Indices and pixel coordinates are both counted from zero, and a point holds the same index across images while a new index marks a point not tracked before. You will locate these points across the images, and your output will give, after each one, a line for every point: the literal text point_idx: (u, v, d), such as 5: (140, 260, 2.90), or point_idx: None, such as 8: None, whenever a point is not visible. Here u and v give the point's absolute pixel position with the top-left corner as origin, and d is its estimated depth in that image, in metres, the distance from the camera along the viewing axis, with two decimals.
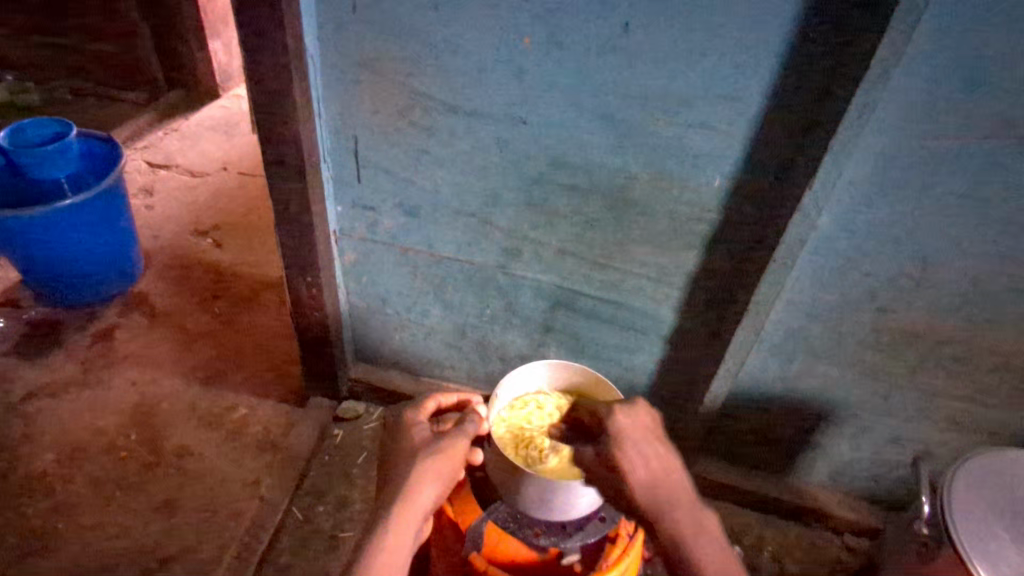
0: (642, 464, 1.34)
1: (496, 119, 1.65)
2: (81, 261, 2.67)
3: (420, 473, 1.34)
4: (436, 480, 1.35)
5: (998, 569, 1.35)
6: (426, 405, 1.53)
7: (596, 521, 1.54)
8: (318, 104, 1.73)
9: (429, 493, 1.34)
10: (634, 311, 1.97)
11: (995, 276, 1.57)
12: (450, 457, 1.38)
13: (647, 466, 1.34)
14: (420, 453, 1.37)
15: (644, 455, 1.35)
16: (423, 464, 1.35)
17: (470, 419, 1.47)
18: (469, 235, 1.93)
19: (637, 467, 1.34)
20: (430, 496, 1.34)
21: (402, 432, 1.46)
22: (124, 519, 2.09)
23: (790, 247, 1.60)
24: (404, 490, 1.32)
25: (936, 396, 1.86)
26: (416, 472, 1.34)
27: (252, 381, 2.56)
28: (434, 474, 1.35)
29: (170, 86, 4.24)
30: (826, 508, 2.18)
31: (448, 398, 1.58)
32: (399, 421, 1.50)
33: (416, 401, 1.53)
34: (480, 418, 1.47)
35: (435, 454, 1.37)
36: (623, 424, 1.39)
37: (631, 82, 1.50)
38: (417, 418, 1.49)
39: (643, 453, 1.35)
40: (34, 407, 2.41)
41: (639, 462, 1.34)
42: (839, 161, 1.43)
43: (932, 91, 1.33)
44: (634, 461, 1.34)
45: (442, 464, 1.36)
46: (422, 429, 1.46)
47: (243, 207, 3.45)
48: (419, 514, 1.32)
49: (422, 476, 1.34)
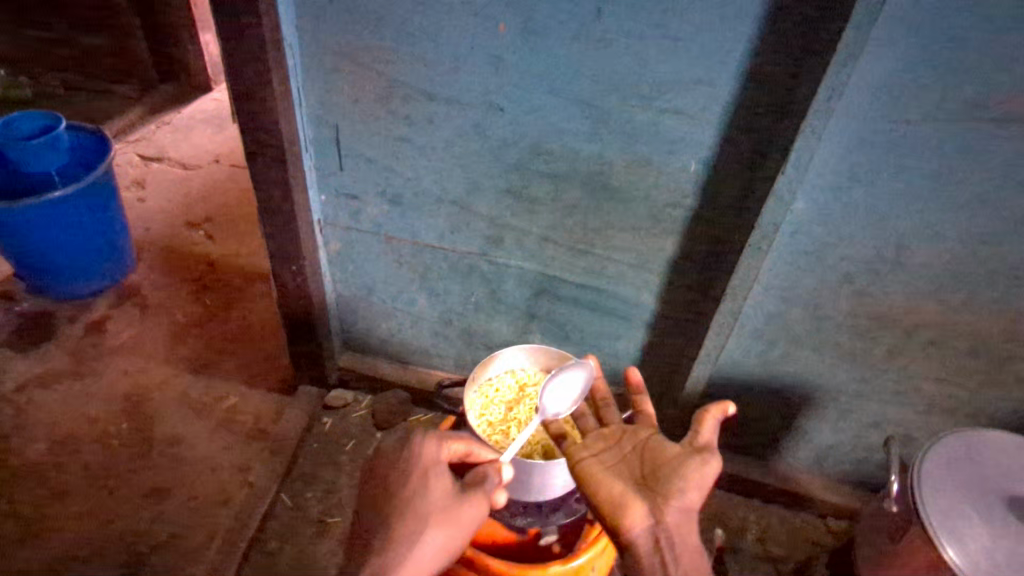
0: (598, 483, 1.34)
1: (474, 107, 1.66)
2: (72, 254, 2.69)
3: (428, 538, 1.29)
4: (442, 542, 1.30)
5: (965, 548, 1.37)
6: (450, 447, 1.40)
7: (693, 463, 1.31)
8: (298, 94, 1.74)
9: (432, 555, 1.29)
10: (615, 298, 1.98)
11: (968, 259, 1.59)
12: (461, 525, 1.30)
13: (614, 484, 1.34)
14: (433, 515, 1.30)
15: (603, 484, 1.34)
16: (433, 530, 1.30)
17: (491, 481, 1.34)
18: (451, 223, 1.95)
19: (615, 483, 1.34)
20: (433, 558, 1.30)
21: (418, 474, 1.36)
22: (115, 506, 2.12)
23: (765, 231, 1.61)
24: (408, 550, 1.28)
25: (914, 378, 1.87)
26: (426, 535, 1.29)
27: (243, 370, 2.58)
28: (441, 543, 1.29)
29: (162, 78, 4.24)
30: (809, 492, 2.20)
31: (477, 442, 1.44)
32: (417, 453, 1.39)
33: (438, 436, 1.40)
34: (502, 479, 1.34)
35: (447, 523, 1.30)
36: (631, 546, 1.28)
37: (605, 69, 1.51)
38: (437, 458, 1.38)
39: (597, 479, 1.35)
40: (27, 397, 2.44)
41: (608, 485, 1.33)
42: (810, 147, 1.44)
43: (901, 75, 1.34)
44: (590, 479, 1.35)
45: (452, 532, 1.30)
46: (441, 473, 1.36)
47: (235, 199, 3.47)
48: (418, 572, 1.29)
49: (429, 544, 1.29)
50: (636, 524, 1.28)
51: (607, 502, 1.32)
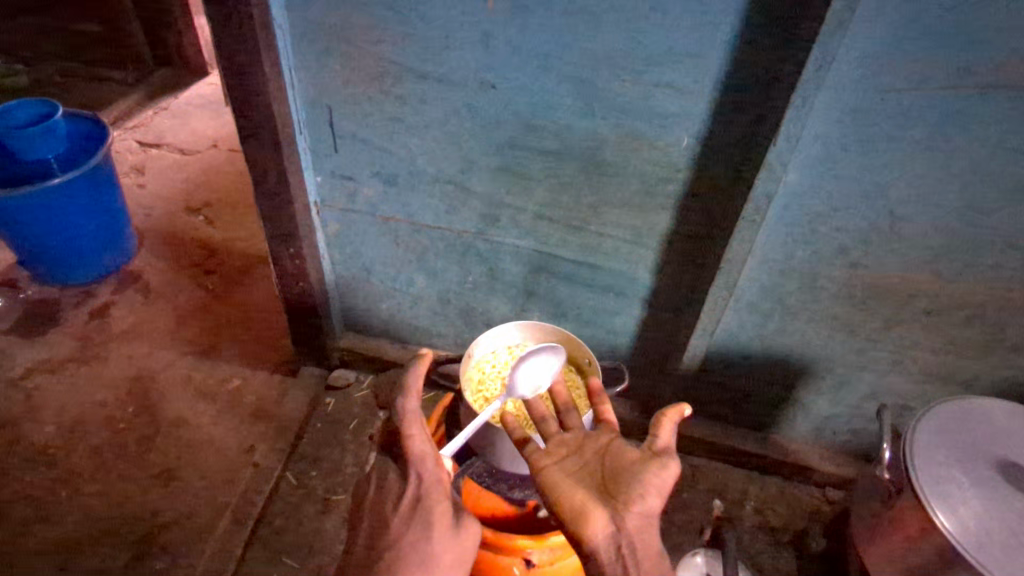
0: (558, 489, 1.30)
1: (465, 84, 1.66)
2: (74, 241, 2.71)
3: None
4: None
5: (956, 512, 1.39)
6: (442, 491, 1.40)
7: (653, 467, 1.30)
8: (289, 75, 1.74)
9: None
10: (611, 274, 1.99)
11: (962, 228, 1.59)
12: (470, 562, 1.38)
13: (575, 488, 1.30)
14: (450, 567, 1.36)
15: (563, 489, 1.30)
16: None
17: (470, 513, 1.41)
18: (447, 202, 1.95)
19: (576, 490, 1.29)
20: None
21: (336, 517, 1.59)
22: (125, 487, 2.17)
23: (758, 204, 1.61)
24: None
25: (910, 348, 1.88)
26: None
27: (246, 353, 2.61)
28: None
29: (158, 64, 4.23)
30: (807, 463, 2.23)
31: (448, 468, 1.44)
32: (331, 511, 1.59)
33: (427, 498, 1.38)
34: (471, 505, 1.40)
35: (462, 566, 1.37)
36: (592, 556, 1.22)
37: (595, 44, 1.50)
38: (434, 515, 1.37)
39: (556, 485, 1.31)
40: (34, 382, 2.47)
41: (570, 491, 1.29)
42: (802, 118, 1.44)
43: (893, 43, 1.33)
44: (550, 486, 1.30)
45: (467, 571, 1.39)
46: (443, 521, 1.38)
47: (234, 183, 3.48)
48: None
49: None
50: (599, 532, 1.23)
51: (567, 508, 1.27)
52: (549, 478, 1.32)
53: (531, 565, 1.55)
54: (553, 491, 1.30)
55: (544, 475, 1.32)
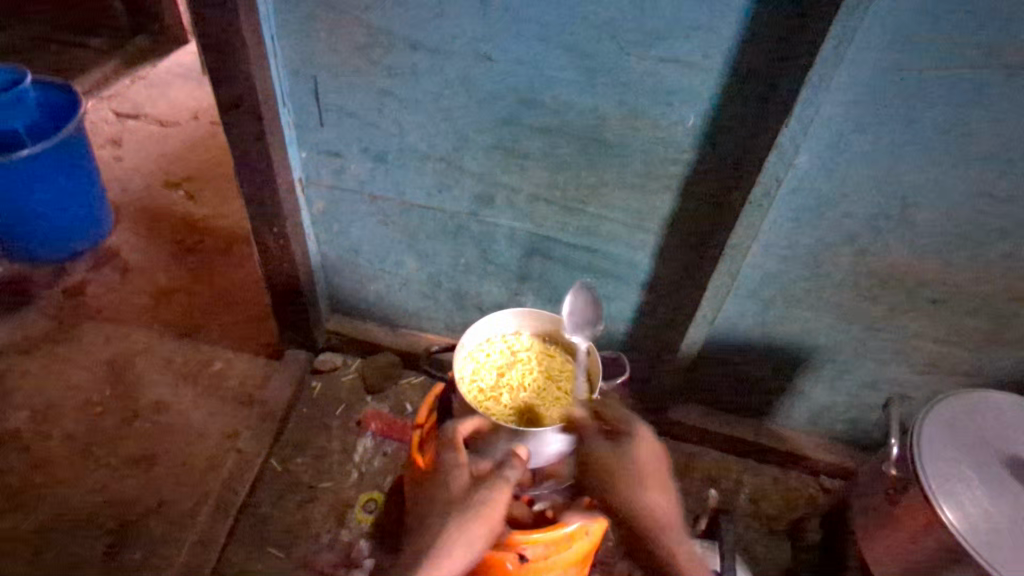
0: (659, 478, 1.36)
1: (461, 57, 1.56)
2: (46, 216, 2.59)
3: (460, 530, 1.27)
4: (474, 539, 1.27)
5: (963, 509, 1.37)
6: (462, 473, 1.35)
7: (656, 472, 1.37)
8: (271, 44, 1.63)
9: (461, 554, 1.26)
10: (609, 257, 1.92)
11: (974, 216, 1.53)
12: (487, 519, 1.28)
13: (661, 487, 1.36)
14: (460, 510, 1.29)
15: (662, 473, 1.38)
16: (461, 523, 1.27)
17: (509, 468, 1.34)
18: (440, 182, 1.86)
19: (646, 462, 1.37)
20: (465, 557, 1.26)
21: (440, 479, 1.36)
22: (102, 475, 2.08)
23: (766, 188, 1.54)
24: (444, 539, 1.26)
25: (913, 338, 1.84)
26: (460, 523, 1.27)
27: (228, 335, 2.52)
28: (465, 539, 1.26)
29: (135, 31, 4.06)
30: (802, 452, 2.19)
31: (474, 420, 1.41)
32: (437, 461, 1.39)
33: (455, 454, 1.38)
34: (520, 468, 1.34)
35: (475, 517, 1.28)
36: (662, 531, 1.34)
37: (599, 15, 1.41)
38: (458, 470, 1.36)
39: (661, 469, 1.38)
40: (6, 364, 2.37)
41: (659, 484, 1.36)
42: (817, 97, 1.36)
43: (916, 19, 1.25)
44: (640, 453, 1.37)
45: (478, 522, 1.28)
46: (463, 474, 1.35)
47: (216, 157, 3.35)
48: (455, 568, 1.26)
49: (461, 533, 1.26)
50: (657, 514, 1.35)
51: (649, 476, 1.36)
52: (641, 447, 1.38)
53: (525, 560, 1.49)
54: (641, 459, 1.36)
55: (638, 441, 1.39)
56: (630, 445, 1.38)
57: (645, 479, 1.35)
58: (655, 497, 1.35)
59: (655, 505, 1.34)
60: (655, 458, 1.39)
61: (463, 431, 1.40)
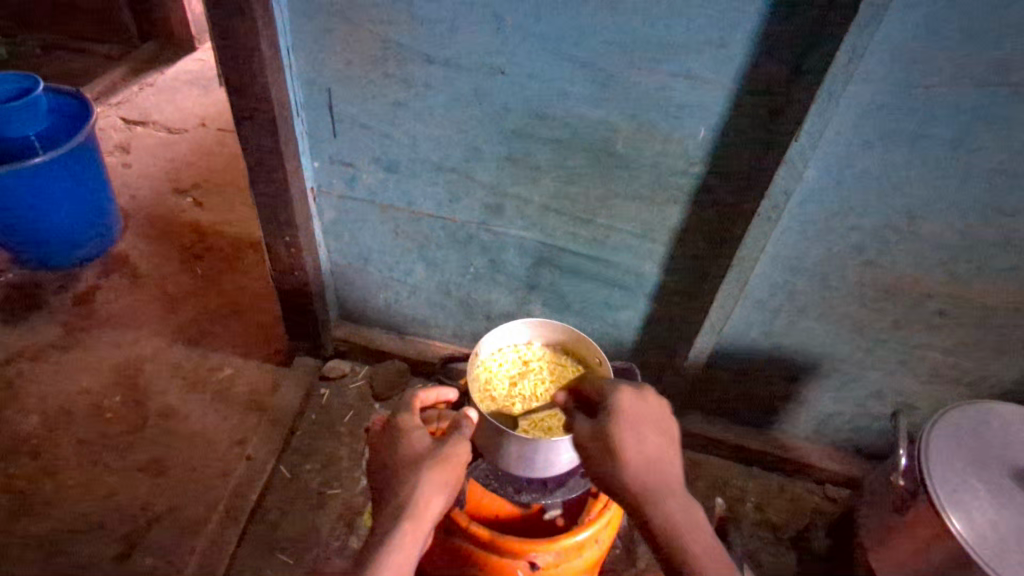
0: (643, 444, 1.30)
1: (474, 69, 1.58)
2: (56, 222, 2.61)
3: (427, 487, 1.31)
4: (442, 490, 1.33)
5: (970, 519, 1.38)
6: (416, 435, 1.40)
7: (632, 426, 1.31)
8: (287, 55, 1.65)
9: (435, 505, 1.31)
10: (617, 267, 1.94)
11: (980, 229, 1.55)
12: (452, 467, 1.35)
13: (651, 448, 1.31)
14: (424, 464, 1.33)
15: (648, 435, 1.32)
16: (428, 476, 1.32)
17: (463, 423, 1.39)
18: (450, 192, 1.88)
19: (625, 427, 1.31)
20: (435, 509, 1.31)
21: (396, 442, 1.39)
22: (112, 480, 2.10)
23: (776, 201, 1.57)
24: (413, 498, 1.30)
25: (919, 348, 1.85)
26: (424, 481, 1.31)
27: (237, 341, 2.54)
28: (437, 487, 1.32)
29: (143, 38, 4.09)
30: (808, 460, 2.21)
31: (433, 392, 1.51)
32: (390, 428, 1.43)
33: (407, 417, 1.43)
34: (474, 420, 1.40)
35: (437, 466, 1.33)
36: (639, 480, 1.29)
37: (612, 30, 1.43)
38: (414, 431, 1.40)
39: (647, 432, 1.32)
40: (16, 370, 2.39)
41: (644, 446, 1.30)
42: (826, 112, 1.38)
43: (925, 36, 1.28)
44: (622, 430, 1.30)
45: (446, 473, 1.34)
46: (421, 435, 1.40)
47: (223, 164, 3.37)
48: (427, 523, 1.30)
49: (430, 489, 1.31)
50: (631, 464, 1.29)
51: (626, 435, 1.30)
52: (619, 421, 1.31)
53: (535, 568, 1.50)
54: (624, 439, 1.29)
55: (619, 415, 1.32)
56: (611, 423, 1.31)
57: (632, 452, 1.29)
58: (645, 462, 1.29)
59: (641, 461, 1.29)
60: (638, 408, 1.34)
61: (423, 400, 1.49)
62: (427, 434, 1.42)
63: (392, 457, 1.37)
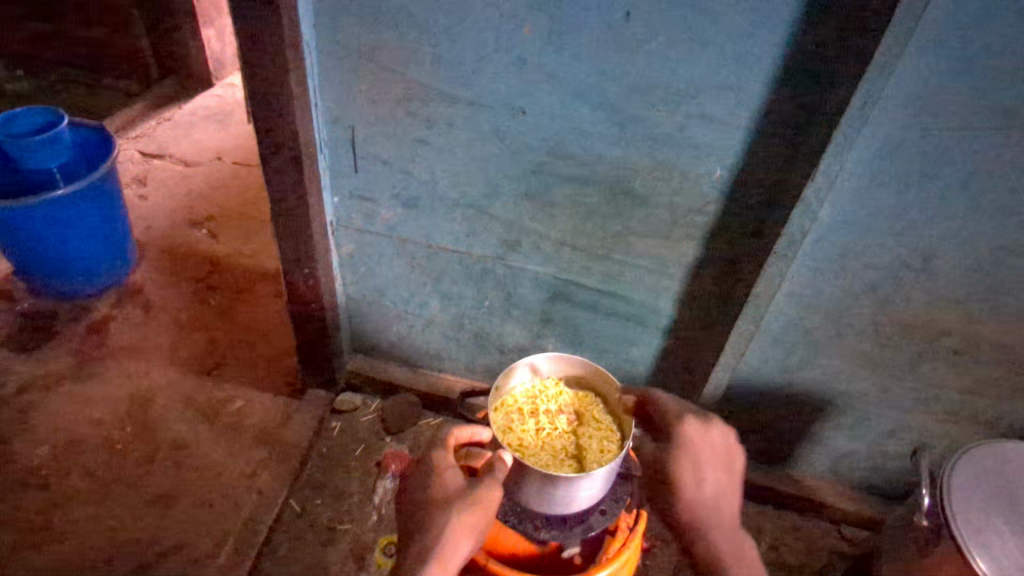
0: None
1: (495, 109, 1.63)
2: (74, 253, 2.65)
3: (455, 529, 1.32)
4: (471, 533, 1.33)
5: (997, 561, 1.37)
6: (450, 474, 1.42)
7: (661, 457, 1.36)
8: (314, 94, 1.70)
9: (463, 548, 1.32)
10: (632, 303, 1.96)
11: (994, 268, 1.57)
12: (483, 509, 1.34)
13: None
14: (455, 504, 1.34)
15: None
16: (458, 517, 1.33)
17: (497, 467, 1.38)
18: (468, 226, 1.91)
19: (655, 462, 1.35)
20: (464, 552, 1.32)
21: (429, 480, 1.42)
22: (121, 512, 2.08)
23: (791, 238, 1.60)
24: (441, 539, 1.31)
25: (934, 386, 1.85)
26: (453, 522, 1.32)
27: (249, 373, 2.54)
28: (466, 530, 1.32)
29: (162, 74, 4.16)
30: (823, 499, 2.19)
31: (467, 428, 1.53)
32: (424, 465, 1.46)
33: (441, 454, 1.46)
34: (507, 463, 1.38)
35: (468, 507, 1.33)
36: None
37: (631, 74, 1.48)
38: (447, 470, 1.43)
39: None
40: (28, 400, 2.39)
41: None
42: (841, 153, 1.42)
43: (937, 82, 1.32)
44: None
45: (477, 515, 1.33)
46: (455, 474, 1.42)
47: (239, 197, 3.42)
48: (455, 566, 1.31)
49: (458, 531, 1.31)
50: None
51: None
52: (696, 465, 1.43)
53: None
54: None
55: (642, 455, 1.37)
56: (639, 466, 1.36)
57: None
58: None
59: None
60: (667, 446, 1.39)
61: (456, 438, 1.51)
62: (460, 474, 1.44)
63: (424, 496, 1.39)
